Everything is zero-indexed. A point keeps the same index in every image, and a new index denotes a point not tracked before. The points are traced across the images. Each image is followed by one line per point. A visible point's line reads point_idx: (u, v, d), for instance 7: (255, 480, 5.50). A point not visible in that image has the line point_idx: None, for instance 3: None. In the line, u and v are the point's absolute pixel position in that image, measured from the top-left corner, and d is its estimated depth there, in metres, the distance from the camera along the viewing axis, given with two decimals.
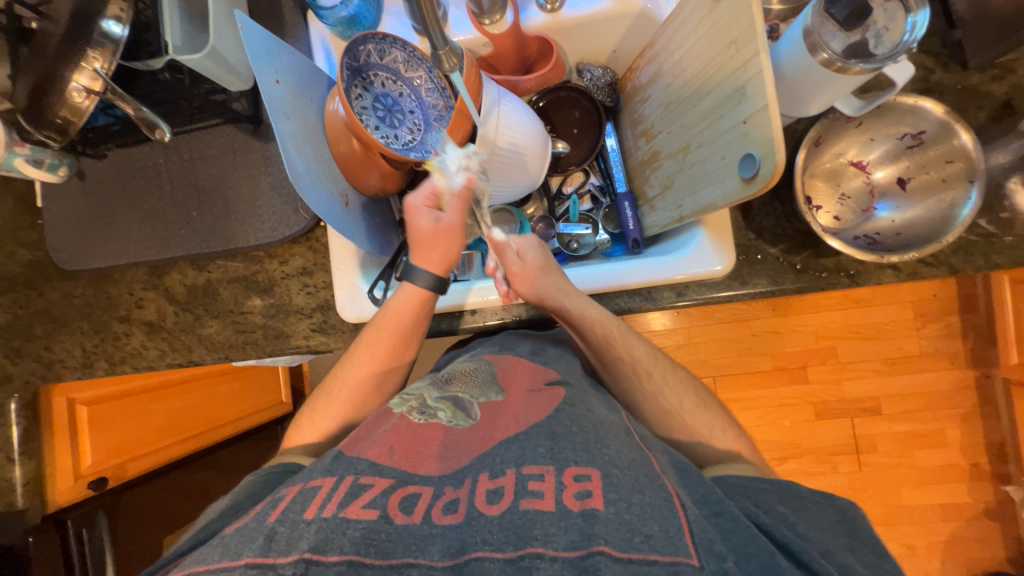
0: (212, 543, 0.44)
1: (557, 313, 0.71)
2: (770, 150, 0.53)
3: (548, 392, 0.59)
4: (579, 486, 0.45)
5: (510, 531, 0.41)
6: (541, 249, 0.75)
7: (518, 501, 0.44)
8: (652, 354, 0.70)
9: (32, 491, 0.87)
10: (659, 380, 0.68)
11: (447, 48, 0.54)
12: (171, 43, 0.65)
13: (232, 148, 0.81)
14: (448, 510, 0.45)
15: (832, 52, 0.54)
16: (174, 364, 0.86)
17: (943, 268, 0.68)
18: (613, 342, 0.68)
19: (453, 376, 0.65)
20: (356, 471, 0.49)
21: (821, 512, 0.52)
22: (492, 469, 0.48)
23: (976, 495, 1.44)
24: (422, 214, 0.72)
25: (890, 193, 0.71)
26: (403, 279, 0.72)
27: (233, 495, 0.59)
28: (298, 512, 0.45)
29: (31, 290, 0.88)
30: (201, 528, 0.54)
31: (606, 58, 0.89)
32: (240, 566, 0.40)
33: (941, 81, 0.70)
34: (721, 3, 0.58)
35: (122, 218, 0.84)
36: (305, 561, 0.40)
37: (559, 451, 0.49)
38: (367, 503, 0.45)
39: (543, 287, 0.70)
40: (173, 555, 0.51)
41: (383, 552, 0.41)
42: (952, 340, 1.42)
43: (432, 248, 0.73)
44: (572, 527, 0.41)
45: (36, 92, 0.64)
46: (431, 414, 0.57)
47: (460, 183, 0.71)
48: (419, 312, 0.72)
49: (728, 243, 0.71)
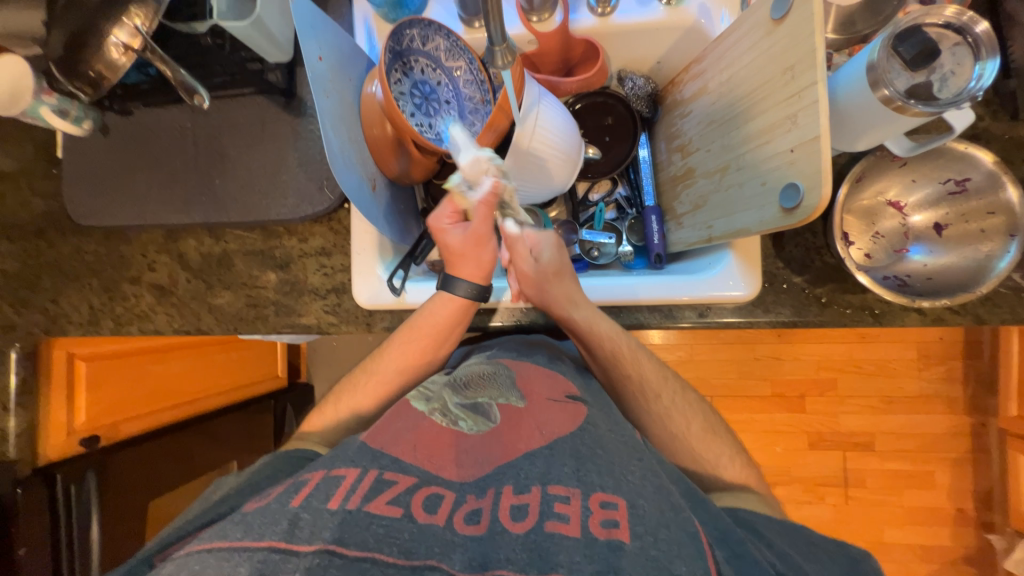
0: (234, 519, 0.44)
1: (565, 323, 0.71)
2: (815, 183, 0.52)
3: (570, 405, 0.59)
4: (605, 513, 0.45)
5: (534, 553, 0.41)
6: (557, 250, 0.72)
7: (543, 522, 0.44)
8: (661, 374, 0.70)
9: (24, 443, 0.87)
10: (667, 402, 0.68)
11: (504, 45, 0.52)
12: (216, 7, 0.64)
13: (263, 119, 0.80)
14: (471, 520, 0.45)
15: (894, 89, 0.52)
16: (181, 331, 0.85)
17: (969, 316, 0.68)
18: (621, 358, 0.68)
19: (472, 378, 0.64)
20: (380, 465, 0.49)
21: (834, 554, 0.51)
22: (518, 483, 0.48)
23: (956, 539, 1.45)
24: (449, 230, 0.71)
25: (924, 236, 0.70)
26: (441, 290, 0.71)
27: (248, 474, 0.58)
28: (321, 500, 0.45)
29: (44, 242, 0.87)
30: (217, 502, 0.54)
31: (649, 69, 0.87)
32: (262, 548, 0.40)
33: (988, 129, 0.69)
34: (783, 25, 0.56)
35: (142, 179, 0.83)
36: (327, 553, 0.40)
37: (585, 474, 0.49)
38: (390, 500, 0.45)
39: (553, 295, 0.70)
40: (191, 528, 0.50)
41: (406, 552, 0.41)
42: (951, 384, 1.42)
43: (468, 260, 0.71)
44: (597, 556, 0.41)
45: (76, 41, 0.63)
46: (452, 421, 0.56)
47: (484, 191, 0.67)
48: (454, 318, 0.71)
49: (756, 270, 0.71)
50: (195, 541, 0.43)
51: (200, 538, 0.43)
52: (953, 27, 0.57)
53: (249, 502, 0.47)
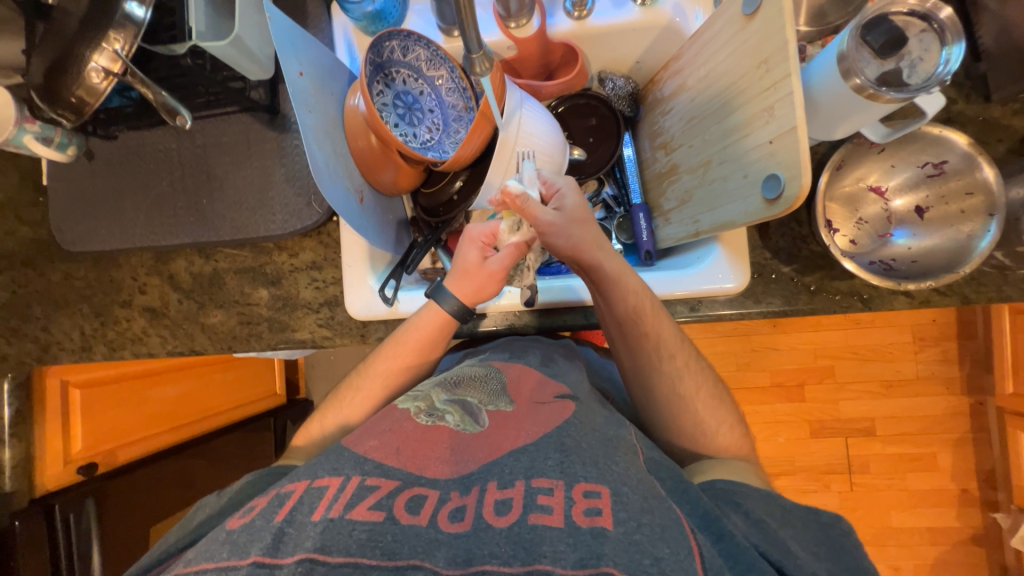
0: (218, 538, 0.44)
1: (591, 273, 0.66)
2: (796, 172, 0.53)
3: (558, 404, 0.59)
4: (588, 502, 0.45)
5: (518, 546, 0.42)
6: (578, 196, 0.69)
7: (527, 515, 0.44)
8: (679, 339, 0.68)
9: (20, 473, 0.86)
10: (681, 362, 0.67)
11: (481, 52, 0.52)
12: (194, 28, 0.64)
13: (248, 136, 0.80)
14: (454, 518, 0.45)
15: (865, 78, 0.53)
16: (175, 352, 0.85)
17: (955, 297, 0.69)
18: (642, 315, 0.66)
19: (462, 379, 0.64)
20: (363, 472, 0.49)
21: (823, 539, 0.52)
22: (501, 479, 0.48)
23: (962, 520, 1.46)
24: (474, 248, 0.72)
25: (907, 221, 0.71)
26: (430, 299, 0.72)
27: (231, 492, 0.58)
28: (305, 514, 0.45)
29: (33, 270, 0.87)
30: (199, 524, 0.54)
31: (628, 69, 0.88)
32: (247, 564, 0.41)
33: (963, 112, 0.70)
34: (755, 20, 0.57)
35: (130, 203, 0.82)
36: (309, 560, 0.40)
37: (569, 466, 0.49)
38: (372, 505, 0.45)
39: (579, 244, 0.65)
40: (176, 548, 0.52)
41: (389, 554, 0.41)
42: (947, 365, 1.43)
43: (470, 282, 0.71)
44: (581, 544, 0.41)
45: (53, 69, 0.63)
46: (439, 417, 0.57)
47: (521, 241, 0.71)
48: (437, 334, 0.72)
49: (744, 261, 0.71)
50: (180, 560, 0.44)
51: (185, 559, 0.43)
52: (918, 14, 0.59)
53: (234, 516, 0.47)
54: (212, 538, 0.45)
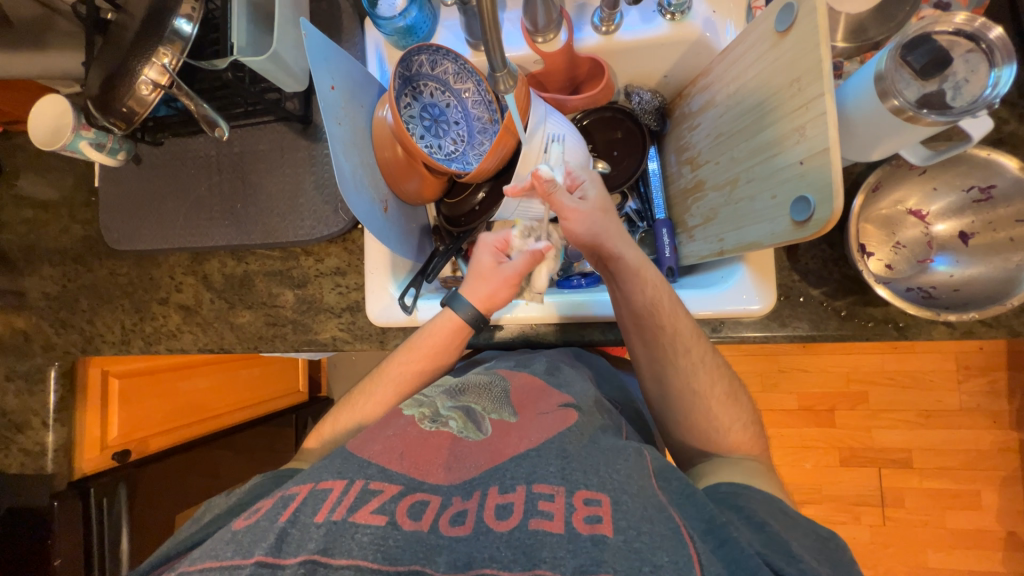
0: (223, 538, 0.46)
1: (610, 262, 0.67)
2: (828, 196, 0.51)
3: (560, 414, 0.58)
4: (589, 510, 0.45)
5: (518, 551, 0.42)
6: (599, 187, 0.71)
7: (528, 520, 0.44)
8: (696, 334, 0.66)
9: (60, 457, 0.92)
10: (696, 357, 0.65)
11: (505, 70, 0.53)
12: (236, 44, 0.67)
13: (281, 145, 0.83)
14: (455, 522, 0.45)
15: (904, 99, 0.51)
16: (205, 349, 0.88)
17: (1002, 329, 0.65)
18: (660, 307, 0.64)
19: (467, 386, 0.65)
20: (367, 476, 0.50)
21: None
22: (503, 484, 0.48)
23: (1007, 565, 1.35)
24: (487, 253, 0.73)
25: (949, 246, 0.67)
26: (445, 306, 0.72)
27: (240, 493, 0.60)
28: (309, 514, 0.46)
29: (81, 265, 0.92)
30: (209, 522, 0.56)
31: (655, 82, 0.87)
32: (250, 564, 0.42)
33: (1015, 132, 0.66)
34: (788, 38, 0.56)
35: (171, 206, 0.87)
36: (311, 561, 0.42)
37: (570, 472, 0.49)
38: (376, 508, 0.46)
39: (600, 228, 0.66)
40: (181, 548, 0.54)
41: (390, 559, 0.42)
42: (994, 397, 1.34)
43: (482, 285, 0.71)
44: (580, 551, 0.41)
45: (107, 82, 0.67)
46: (442, 422, 0.57)
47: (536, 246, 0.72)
48: (452, 339, 0.72)
49: (771, 283, 0.69)
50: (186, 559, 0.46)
51: (191, 559, 0.44)
52: (965, 33, 0.55)
53: (239, 518, 0.49)
54: (218, 538, 0.47)
